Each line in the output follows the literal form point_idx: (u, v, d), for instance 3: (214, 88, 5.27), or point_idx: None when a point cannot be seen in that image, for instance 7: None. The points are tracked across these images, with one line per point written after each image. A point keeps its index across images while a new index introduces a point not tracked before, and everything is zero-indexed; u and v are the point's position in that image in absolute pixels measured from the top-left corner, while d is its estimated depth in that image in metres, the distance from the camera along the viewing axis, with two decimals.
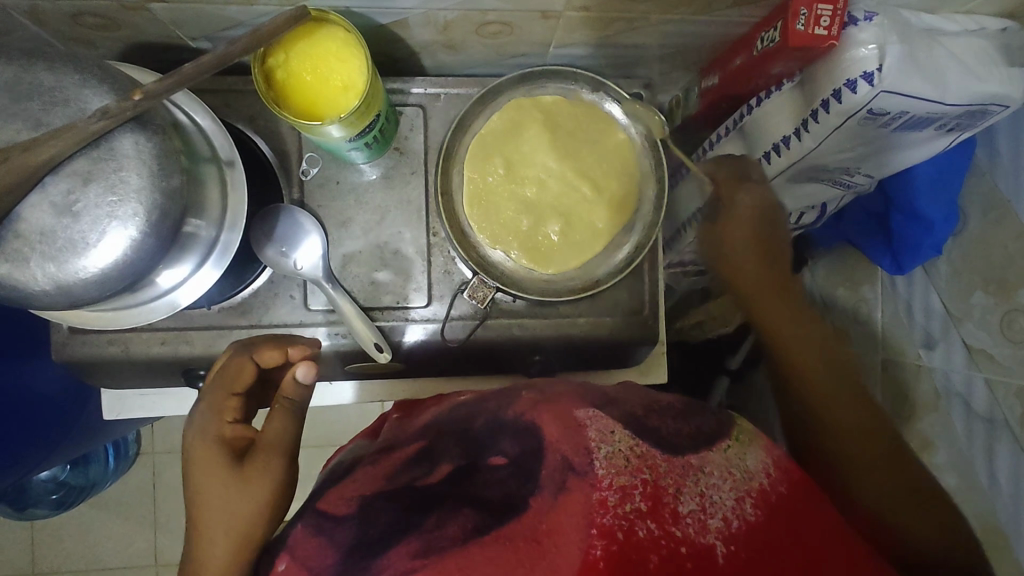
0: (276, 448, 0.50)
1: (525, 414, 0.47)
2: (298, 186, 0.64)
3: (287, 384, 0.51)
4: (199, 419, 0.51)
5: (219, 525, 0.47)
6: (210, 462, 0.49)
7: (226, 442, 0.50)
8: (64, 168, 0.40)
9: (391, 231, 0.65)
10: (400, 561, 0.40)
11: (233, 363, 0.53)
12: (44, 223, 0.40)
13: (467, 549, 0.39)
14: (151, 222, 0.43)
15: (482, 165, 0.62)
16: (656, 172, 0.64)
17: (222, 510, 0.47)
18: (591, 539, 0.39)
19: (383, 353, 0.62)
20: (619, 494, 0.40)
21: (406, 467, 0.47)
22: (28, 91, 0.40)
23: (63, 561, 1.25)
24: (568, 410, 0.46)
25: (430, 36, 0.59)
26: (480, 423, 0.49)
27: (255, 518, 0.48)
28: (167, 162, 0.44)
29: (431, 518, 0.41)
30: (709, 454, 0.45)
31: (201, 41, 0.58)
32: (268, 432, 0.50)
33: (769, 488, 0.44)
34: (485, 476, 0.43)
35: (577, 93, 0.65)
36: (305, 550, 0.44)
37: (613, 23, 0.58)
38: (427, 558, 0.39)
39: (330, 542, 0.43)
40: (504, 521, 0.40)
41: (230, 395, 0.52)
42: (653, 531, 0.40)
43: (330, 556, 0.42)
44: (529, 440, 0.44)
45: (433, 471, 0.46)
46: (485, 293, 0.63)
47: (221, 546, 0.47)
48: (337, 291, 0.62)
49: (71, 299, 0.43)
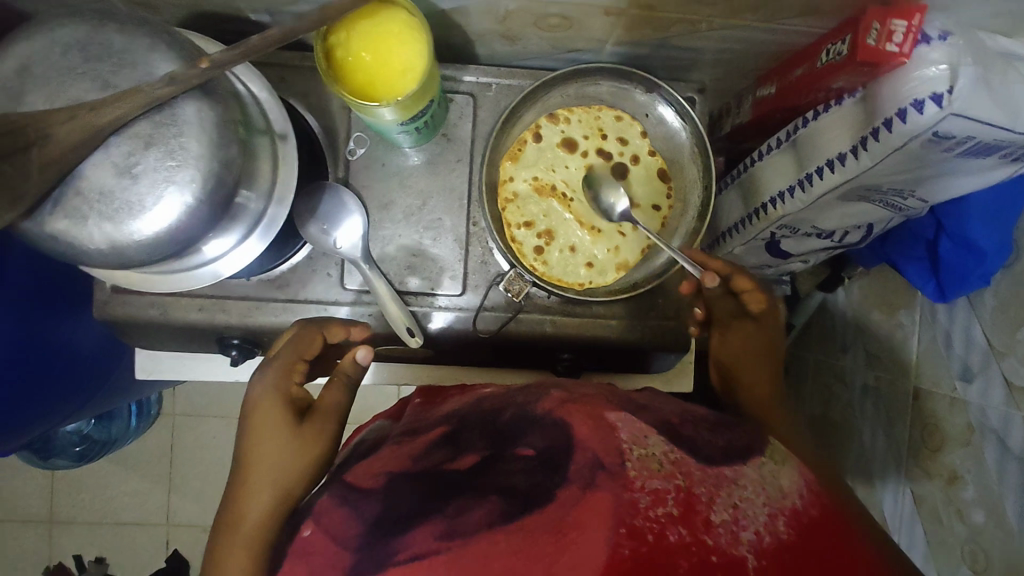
0: (331, 416, 0.50)
1: (554, 411, 0.42)
2: (344, 166, 0.64)
3: (346, 359, 0.53)
4: (270, 373, 0.51)
5: (264, 481, 0.46)
6: (269, 422, 0.48)
7: (289, 399, 0.50)
8: (127, 130, 0.41)
9: (432, 218, 0.65)
10: (422, 542, 0.35)
11: (304, 334, 0.54)
12: (104, 183, 0.41)
13: (491, 536, 0.35)
14: (206, 190, 0.43)
15: (550, 159, 0.62)
16: (702, 179, 0.60)
17: (268, 465, 0.46)
18: (617, 538, 0.34)
19: (414, 338, 0.61)
20: (651, 497, 0.35)
21: (432, 449, 0.42)
22: (99, 52, 0.41)
23: (79, 511, 1.29)
24: (597, 410, 0.42)
25: (488, 24, 0.59)
26: (508, 416, 0.44)
27: (299, 474, 0.47)
28: (224, 130, 0.44)
29: (454, 505, 0.36)
30: (744, 463, 0.40)
31: (261, 14, 0.58)
32: (328, 398, 0.51)
33: (805, 510, 0.38)
34: (512, 464, 0.38)
35: (630, 93, 0.62)
36: (329, 518, 0.38)
37: (674, 24, 0.57)
38: (451, 540, 0.35)
39: (355, 513, 0.38)
40: (530, 510, 0.35)
41: (298, 359, 0.53)
42: (684, 537, 0.35)
43: (355, 528, 0.37)
44: (560, 433, 0.39)
45: (458, 459, 0.41)
46: (520, 287, 0.63)
47: (266, 496, 0.45)
48: (373, 272, 0.61)
49: (121, 259, 0.44)
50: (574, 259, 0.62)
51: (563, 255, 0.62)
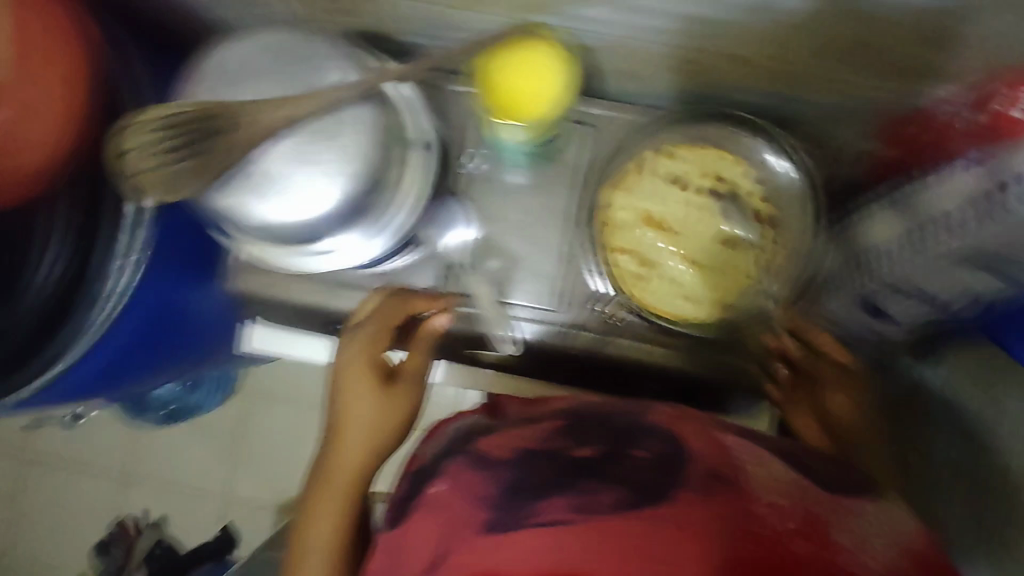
0: (412, 379, 0.56)
1: (667, 423, 0.43)
2: (459, 179, 0.67)
3: (425, 330, 0.58)
4: (355, 342, 0.56)
5: (357, 432, 0.52)
6: (357, 383, 0.53)
7: (374, 364, 0.55)
8: (308, 123, 0.47)
9: (538, 235, 0.69)
10: (550, 511, 0.36)
11: (388, 305, 0.58)
12: (283, 165, 0.46)
13: (614, 520, 0.35)
14: (360, 183, 0.48)
15: (660, 190, 0.64)
16: (812, 226, 0.63)
17: (362, 420, 0.52)
18: (737, 542, 0.34)
19: (510, 346, 0.71)
20: (772, 510, 0.36)
21: (547, 436, 0.44)
22: (297, 58, 0.48)
23: (146, 476, 1.32)
24: (709, 430, 0.43)
25: (620, 64, 0.63)
26: (619, 418, 0.45)
27: (393, 434, 0.53)
28: (388, 134, 0.50)
29: (579, 483, 0.38)
30: (858, 498, 0.39)
31: (409, 37, 0.63)
32: (411, 361, 0.56)
33: (932, 552, 0.36)
34: (632, 460, 0.39)
35: (740, 136, 0.64)
36: (458, 479, 0.41)
37: (805, 81, 0.57)
38: (580, 514, 0.36)
39: (486, 474, 0.40)
40: (652, 502, 0.36)
41: (382, 329, 0.57)
42: (810, 553, 0.34)
43: (491, 488, 0.39)
44: (676, 441, 0.40)
45: (580, 449, 0.41)
46: (620, 313, 0.67)
47: (359, 446, 0.52)
48: (477, 279, 0.68)
49: (277, 235, 0.49)
50: (673, 292, 0.64)
51: (664, 286, 0.64)
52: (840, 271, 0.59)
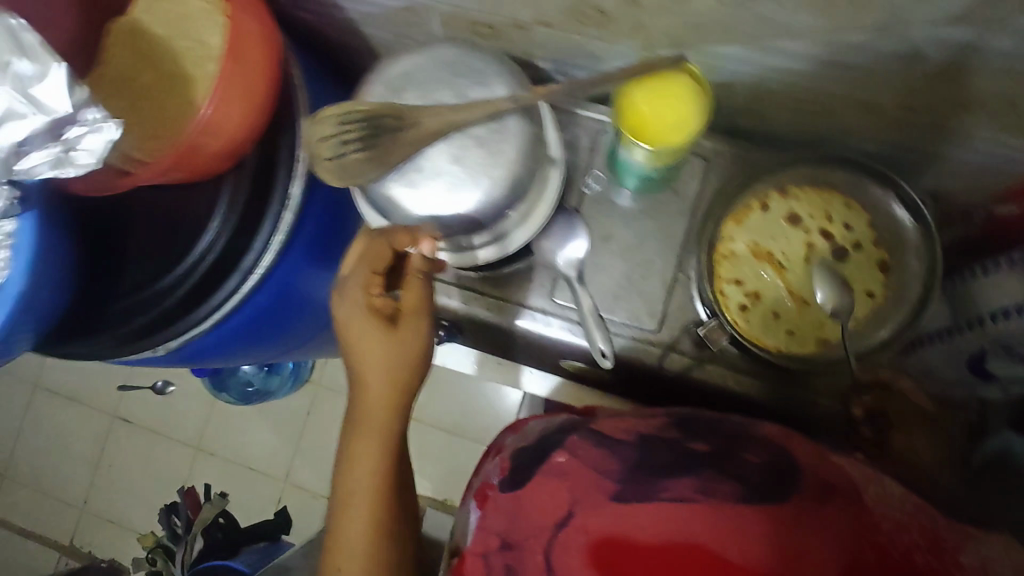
0: (420, 313, 0.55)
1: (779, 438, 0.50)
2: (577, 197, 0.72)
3: (415, 260, 0.52)
4: (350, 286, 0.54)
5: (381, 379, 0.54)
6: (361, 332, 0.53)
7: (374, 310, 0.54)
8: (466, 130, 0.52)
9: (644, 256, 0.71)
10: (681, 488, 0.45)
11: (376, 246, 0.52)
12: (440, 165, 0.52)
13: (740, 509, 0.43)
14: (505, 188, 0.53)
15: (774, 225, 0.66)
16: (927, 275, 0.62)
17: (382, 369, 0.54)
18: (861, 547, 0.40)
19: (604, 360, 0.64)
20: (894, 524, 0.41)
21: (666, 431, 0.51)
22: (464, 70, 0.53)
23: (218, 448, 1.38)
24: (821, 450, 0.49)
25: (743, 103, 0.66)
26: (733, 426, 0.52)
27: (410, 370, 0.55)
28: (535, 144, 0.54)
29: (704, 473, 0.46)
30: (977, 530, 0.44)
31: (545, 62, 0.68)
32: (411, 297, 0.54)
33: None
34: (748, 463, 0.47)
35: (865, 184, 0.65)
36: (586, 452, 0.49)
37: (935, 131, 0.58)
38: (706, 495, 0.44)
39: (614, 454, 0.49)
40: (769, 499, 0.44)
41: (375, 273, 0.53)
42: (931, 563, 0.40)
43: (616, 465, 0.48)
44: (790, 456, 0.47)
45: (694, 445, 0.49)
46: (717, 338, 0.66)
47: (380, 387, 0.55)
48: (581, 292, 0.65)
49: (425, 228, 0.54)
50: (776, 324, 0.65)
51: (767, 318, 0.65)
52: (947, 326, 0.62)
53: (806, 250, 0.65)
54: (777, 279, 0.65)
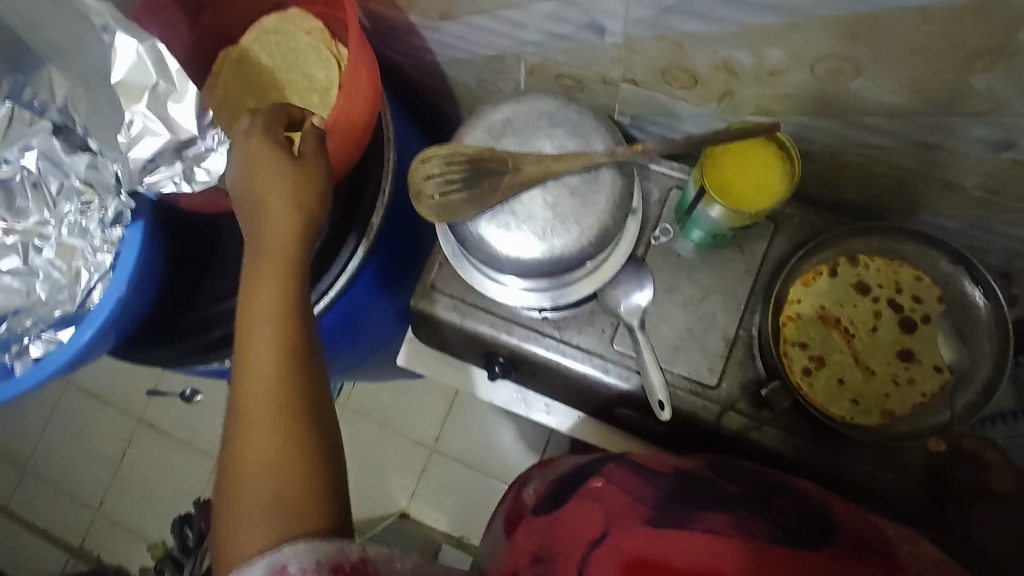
0: (318, 154, 0.54)
1: (816, 495, 0.53)
2: (644, 246, 0.72)
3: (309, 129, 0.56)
4: (249, 133, 0.53)
5: (283, 211, 0.51)
6: (263, 162, 0.52)
7: (273, 142, 0.53)
8: (563, 179, 0.54)
9: (707, 311, 0.71)
10: (711, 520, 0.48)
11: (269, 110, 0.55)
12: (533, 211, 0.54)
13: (769, 547, 0.45)
14: (593, 237, 0.54)
15: (842, 292, 0.66)
16: (998, 356, 0.62)
17: (286, 197, 0.51)
18: None
19: (664, 411, 0.64)
20: None
21: (703, 472, 0.56)
22: (561, 122, 0.56)
23: None
24: (858, 511, 0.51)
25: (818, 169, 0.67)
26: (771, 478, 0.56)
27: (310, 202, 0.52)
28: (625, 199, 0.56)
29: (734, 513, 0.49)
30: None
31: (624, 116, 0.71)
32: (308, 143, 0.54)
33: None
34: (776, 510, 0.50)
35: (935, 259, 0.65)
36: (623, 480, 0.55)
37: (1013, 214, 0.59)
38: (735, 531, 0.46)
39: (650, 486, 0.53)
40: (797, 543, 0.45)
41: (273, 128, 0.54)
42: None
43: (651, 493, 0.52)
44: (822, 510, 0.50)
45: (727, 488, 0.53)
46: (781, 399, 0.64)
47: (280, 218, 0.50)
48: (643, 341, 0.66)
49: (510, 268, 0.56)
50: (840, 392, 0.64)
51: (831, 384, 0.65)
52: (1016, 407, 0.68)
53: (875, 320, 0.65)
54: (843, 345, 0.65)
